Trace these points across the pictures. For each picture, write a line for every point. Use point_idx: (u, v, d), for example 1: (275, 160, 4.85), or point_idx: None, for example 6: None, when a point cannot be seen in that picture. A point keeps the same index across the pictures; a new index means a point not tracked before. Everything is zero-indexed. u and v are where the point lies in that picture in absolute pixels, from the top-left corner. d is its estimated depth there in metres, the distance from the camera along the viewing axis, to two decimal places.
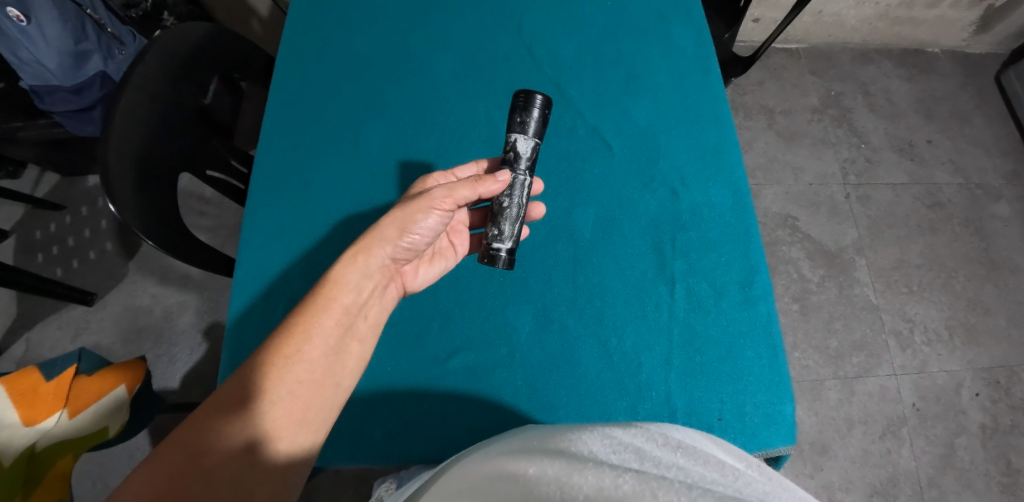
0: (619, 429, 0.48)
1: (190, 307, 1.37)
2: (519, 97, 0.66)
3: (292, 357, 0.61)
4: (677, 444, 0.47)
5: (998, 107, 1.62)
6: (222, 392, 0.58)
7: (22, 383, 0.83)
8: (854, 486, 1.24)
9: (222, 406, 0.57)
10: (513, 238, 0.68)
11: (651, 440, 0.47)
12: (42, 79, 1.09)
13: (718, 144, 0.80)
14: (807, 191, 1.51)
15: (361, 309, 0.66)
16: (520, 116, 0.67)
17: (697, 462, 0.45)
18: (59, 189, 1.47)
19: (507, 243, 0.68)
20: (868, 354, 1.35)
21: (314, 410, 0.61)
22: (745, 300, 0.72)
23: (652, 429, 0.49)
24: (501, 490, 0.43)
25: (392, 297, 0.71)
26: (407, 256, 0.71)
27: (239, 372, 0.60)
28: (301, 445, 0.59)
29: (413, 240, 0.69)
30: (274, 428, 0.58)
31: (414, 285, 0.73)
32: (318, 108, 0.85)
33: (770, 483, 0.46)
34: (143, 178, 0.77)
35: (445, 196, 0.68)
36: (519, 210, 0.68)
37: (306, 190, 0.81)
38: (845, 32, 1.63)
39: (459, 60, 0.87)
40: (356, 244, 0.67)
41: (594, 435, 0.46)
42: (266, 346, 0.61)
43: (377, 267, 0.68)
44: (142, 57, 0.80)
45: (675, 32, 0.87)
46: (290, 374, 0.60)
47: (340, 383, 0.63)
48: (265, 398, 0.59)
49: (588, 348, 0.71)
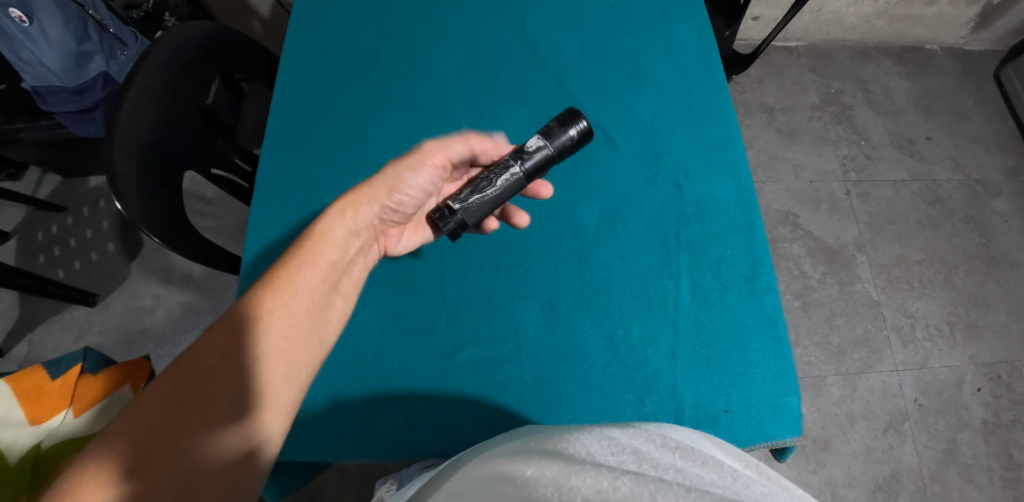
0: (617, 430, 0.48)
1: (191, 308, 1.37)
2: (569, 112, 0.69)
3: (276, 311, 0.60)
4: (675, 445, 0.47)
5: (997, 104, 1.62)
6: (203, 346, 0.56)
7: (28, 382, 0.84)
8: (856, 482, 1.24)
9: (206, 358, 0.55)
10: (466, 210, 0.69)
11: (648, 441, 0.47)
12: (44, 80, 1.09)
13: (721, 139, 0.80)
14: (807, 188, 1.52)
15: (346, 267, 0.67)
16: (557, 124, 0.69)
17: (696, 463, 0.45)
18: (60, 190, 1.47)
19: (459, 211, 0.69)
20: (870, 350, 1.36)
21: (296, 366, 0.60)
22: (749, 292, 0.73)
23: (650, 430, 0.49)
24: (499, 490, 0.42)
25: (374, 257, 0.72)
26: (394, 218, 0.73)
27: (218, 325, 0.58)
28: (283, 404, 0.57)
29: (400, 200, 0.72)
30: (255, 382, 0.56)
31: (395, 249, 0.75)
32: (322, 105, 0.85)
33: (769, 483, 0.45)
34: (147, 177, 0.77)
35: (438, 148, 0.72)
36: (491, 193, 0.68)
37: (312, 186, 0.80)
38: (844, 30, 1.63)
39: (463, 57, 0.87)
40: (343, 199, 0.68)
41: (593, 436, 0.46)
42: (248, 300, 0.60)
43: (365, 225, 0.69)
44: (147, 57, 0.80)
45: (678, 28, 0.87)
46: (275, 328, 0.59)
47: (324, 340, 0.63)
48: (251, 352, 0.57)
49: (594, 342, 0.71)
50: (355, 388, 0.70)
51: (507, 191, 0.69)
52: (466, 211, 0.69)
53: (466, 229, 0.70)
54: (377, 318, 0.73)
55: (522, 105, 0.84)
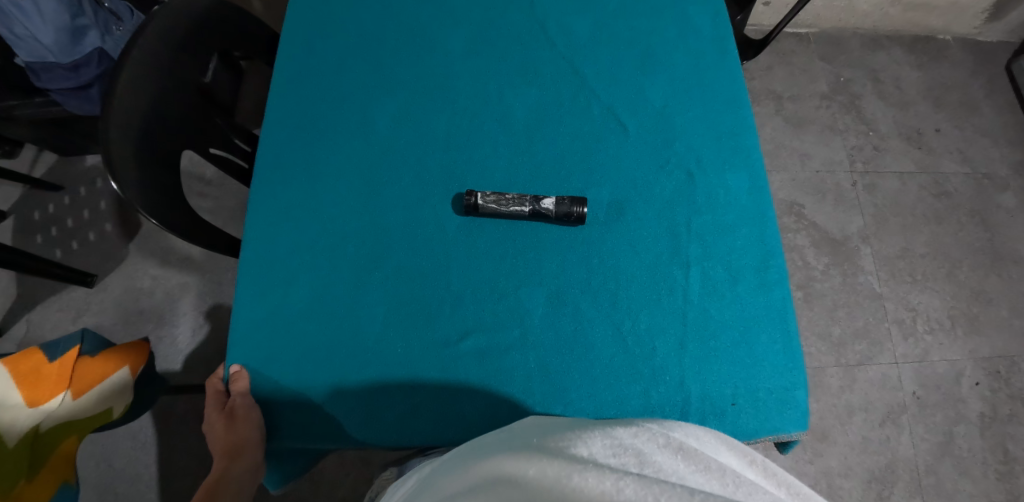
0: (620, 427, 0.46)
1: (190, 290, 1.36)
2: None
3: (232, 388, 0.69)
4: (679, 445, 0.45)
5: (1007, 96, 1.60)
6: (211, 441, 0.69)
7: (24, 364, 0.82)
8: (853, 472, 1.25)
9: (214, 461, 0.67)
10: (486, 196, 0.74)
11: (652, 441, 0.45)
12: (38, 56, 1.07)
13: (734, 127, 0.79)
14: (813, 178, 1.50)
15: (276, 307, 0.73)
16: None
17: (698, 468, 0.43)
18: (57, 169, 1.45)
19: (481, 197, 0.74)
20: (870, 342, 1.35)
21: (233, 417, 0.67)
22: (760, 284, 0.72)
23: (652, 428, 0.47)
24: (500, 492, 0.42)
25: None
26: None
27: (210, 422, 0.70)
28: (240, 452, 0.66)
29: None
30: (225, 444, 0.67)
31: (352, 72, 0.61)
32: (325, 83, 0.83)
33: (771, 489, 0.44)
34: (143, 156, 0.75)
35: None
36: (519, 200, 0.74)
37: (313, 164, 0.78)
38: (856, 17, 1.60)
39: (470, 37, 0.85)
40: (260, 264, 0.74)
41: (594, 435, 0.45)
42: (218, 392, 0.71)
43: None
44: (142, 31, 0.78)
45: (693, 11, 0.86)
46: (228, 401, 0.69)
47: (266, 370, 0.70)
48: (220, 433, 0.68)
49: (601, 332, 0.70)
50: (356, 375, 0.69)
51: (527, 198, 0.74)
52: (484, 197, 0.74)
53: (476, 205, 0.74)
54: (380, 304, 0.72)
55: (531, 87, 0.82)
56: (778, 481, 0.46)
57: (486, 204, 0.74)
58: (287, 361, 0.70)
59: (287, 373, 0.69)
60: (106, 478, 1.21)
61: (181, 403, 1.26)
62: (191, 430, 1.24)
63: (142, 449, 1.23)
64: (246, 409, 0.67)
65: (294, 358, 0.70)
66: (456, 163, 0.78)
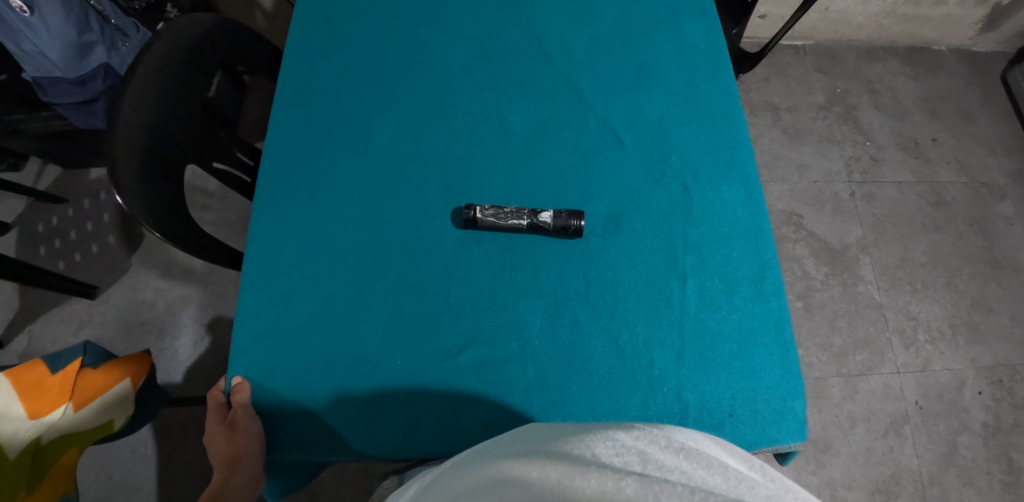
0: (621, 429, 0.46)
1: (192, 302, 1.37)
2: None
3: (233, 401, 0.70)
4: (680, 446, 0.45)
5: (1003, 104, 1.61)
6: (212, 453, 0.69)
7: (27, 376, 0.82)
8: (856, 483, 1.24)
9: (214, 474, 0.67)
10: (485, 210, 0.75)
11: (653, 443, 0.45)
12: (45, 71, 1.09)
13: (729, 140, 0.80)
14: (812, 189, 1.51)
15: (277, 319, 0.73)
16: None
17: (700, 465, 0.44)
18: (60, 182, 1.46)
19: (480, 210, 0.74)
20: (871, 352, 1.35)
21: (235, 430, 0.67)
22: (756, 295, 0.72)
23: (654, 429, 0.47)
24: (505, 493, 0.42)
25: None
26: None
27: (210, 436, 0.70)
28: (240, 465, 0.66)
29: None
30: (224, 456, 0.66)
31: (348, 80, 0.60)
32: (327, 98, 0.84)
33: (772, 485, 0.45)
34: (148, 171, 0.76)
35: None
36: (518, 213, 0.75)
37: (315, 179, 0.79)
38: (851, 29, 1.62)
39: (470, 54, 0.86)
40: (262, 278, 0.75)
41: (596, 437, 0.45)
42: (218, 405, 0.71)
43: None
44: (148, 49, 0.79)
45: (687, 26, 0.87)
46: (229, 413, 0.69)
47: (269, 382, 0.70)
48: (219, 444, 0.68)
49: (600, 343, 0.71)
50: (356, 386, 0.69)
51: (525, 211, 0.75)
52: (484, 211, 0.75)
53: (475, 219, 0.74)
54: (381, 317, 0.72)
55: (529, 102, 0.83)
56: (778, 485, 0.45)
57: (485, 217, 0.74)
58: (288, 373, 0.70)
59: (288, 385, 0.70)
60: (106, 491, 1.20)
61: (182, 415, 1.26)
62: (192, 442, 1.24)
63: (143, 462, 1.23)
64: (246, 420, 0.67)
65: (294, 370, 0.70)
66: (454, 178, 0.79)
